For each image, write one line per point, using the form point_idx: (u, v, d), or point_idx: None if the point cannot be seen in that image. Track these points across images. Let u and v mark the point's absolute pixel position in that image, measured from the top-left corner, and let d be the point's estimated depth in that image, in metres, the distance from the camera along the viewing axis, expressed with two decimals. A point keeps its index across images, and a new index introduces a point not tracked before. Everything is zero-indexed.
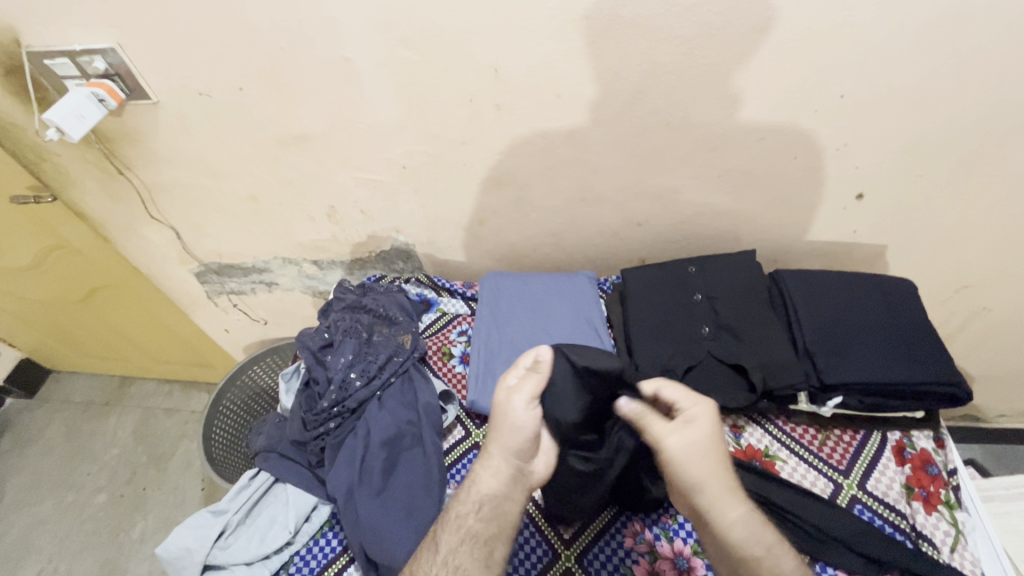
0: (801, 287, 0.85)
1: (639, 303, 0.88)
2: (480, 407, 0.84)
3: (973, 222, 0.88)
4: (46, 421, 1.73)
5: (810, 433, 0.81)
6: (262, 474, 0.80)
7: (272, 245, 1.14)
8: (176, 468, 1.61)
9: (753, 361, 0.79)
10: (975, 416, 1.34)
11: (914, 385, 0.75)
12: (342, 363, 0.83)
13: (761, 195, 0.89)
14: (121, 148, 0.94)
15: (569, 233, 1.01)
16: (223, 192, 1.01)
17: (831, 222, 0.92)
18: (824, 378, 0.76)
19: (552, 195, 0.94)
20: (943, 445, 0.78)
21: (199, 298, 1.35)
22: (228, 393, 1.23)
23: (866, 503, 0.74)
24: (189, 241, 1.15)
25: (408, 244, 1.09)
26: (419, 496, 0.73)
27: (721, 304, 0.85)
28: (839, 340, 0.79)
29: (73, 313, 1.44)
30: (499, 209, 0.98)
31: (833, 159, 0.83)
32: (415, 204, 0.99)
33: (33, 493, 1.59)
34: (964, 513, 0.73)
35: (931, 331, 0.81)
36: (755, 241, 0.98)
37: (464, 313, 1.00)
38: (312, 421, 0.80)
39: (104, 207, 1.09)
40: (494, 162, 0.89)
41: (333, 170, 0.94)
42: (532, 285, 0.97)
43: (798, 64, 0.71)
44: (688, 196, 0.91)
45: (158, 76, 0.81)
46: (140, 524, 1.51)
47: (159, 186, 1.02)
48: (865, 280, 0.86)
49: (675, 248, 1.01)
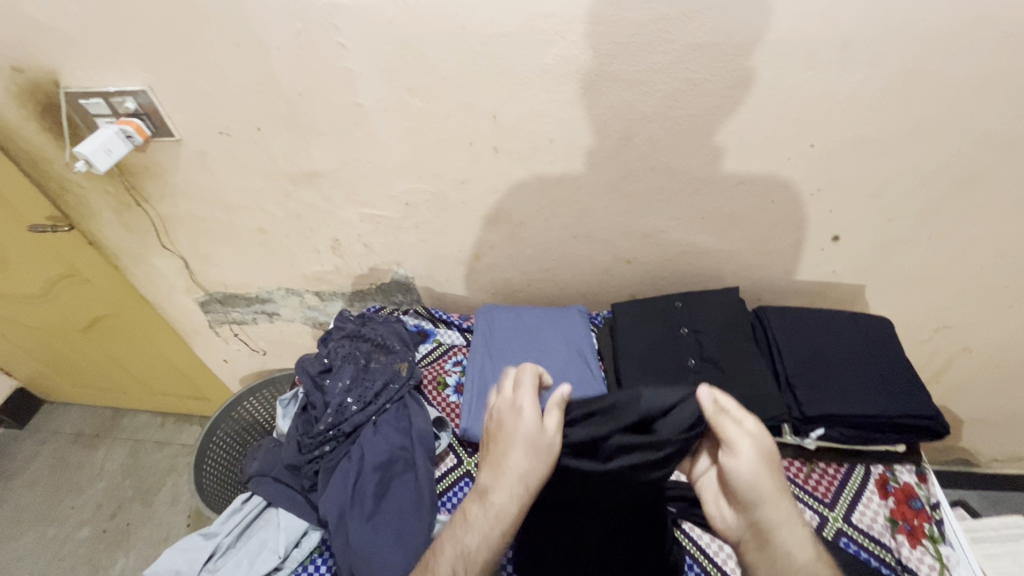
0: (781, 322, 0.89)
1: (628, 337, 0.92)
2: (473, 435, 0.86)
3: (943, 264, 0.93)
4: (35, 452, 1.72)
5: (796, 465, 0.82)
6: (255, 498, 0.82)
7: (276, 276, 1.18)
8: (163, 502, 1.58)
9: (737, 393, 0.82)
10: (968, 460, 1.35)
11: (892, 419, 0.78)
12: (339, 388, 0.86)
13: (743, 235, 0.95)
14: (141, 181, 1.00)
15: (562, 269, 1.06)
16: (234, 224, 1.07)
17: (810, 262, 0.97)
18: (805, 410, 0.79)
19: (546, 233, 0.99)
20: (925, 479, 0.80)
21: (201, 328, 1.38)
22: (223, 423, 1.24)
23: (851, 535, 0.75)
24: (197, 271, 1.20)
25: (407, 277, 1.13)
26: (409, 521, 0.74)
27: (705, 338, 0.89)
28: (818, 373, 0.82)
29: (74, 343, 1.47)
30: (495, 245, 1.03)
31: (807, 204, 0.89)
32: (416, 238, 1.04)
33: (14, 527, 1.55)
34: (948, 547, 0.74)
35: (908, 366, 0.84)
36: (740, 280, 1.02)
37: (460, 344, 1.03)
38: (308, 444, 0.82)
39: (118, 237, 1.14)
40: (491, 201, 0.95)
41: (340, 205, 1.00)
42: (526, 317, 1.01)
43: (770, 116, 0.78)
44: (674, 236, 0.97)
45: (183, 115, 0.88)
46: (121, 561, 1.47)
47: (173, 217, 1.07)
48: (845, 317, 0.90)
49: (663, 285, 1.05)
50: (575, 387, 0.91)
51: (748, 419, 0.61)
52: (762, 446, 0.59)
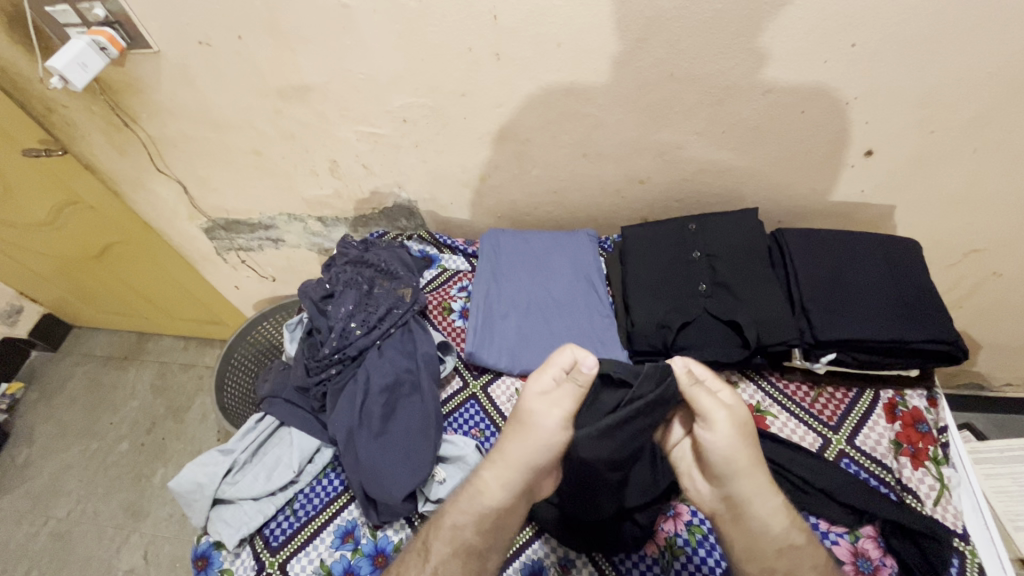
0: (800, 244, 0.84)
1: (638, 261, 0.89)
2: (478, 358, 0.86)
3: (983, 182, 0.86)
4: (70, 373, 1.80)
5: (803, 390, 0.82)
6: (268, 418, 0.85)
7: (278, 201, 1.15)
8: (194, 418, 1.67)
9: (748, 317, 0.79)
10: (980, 384, 1.33)
11: (909, 342, 0.75)
12: (342, 313, 0.87)
13: (768, 149, 0.87)
14: (126, 98, 0.95)
15: (569, 191, 1.01)
16: (227, 145, 1.02)
17: (838, 179, 0.90)
18: (818, 334, 0.77)
19: (553, 151, 0.93)
20: (935, 403, 0.79)
21: (210, 255, 1.37)
22: (239, 347, 1.25)
23: (853, 457, 0.75)
24: (197, 195, 1.17)
25: (410, 201, 1.09)
26: (417, 440, 0.77)
27: (719, 262, 0.85)
28: (834, 297, 0.79)
29: (89, 270, 1.48)
30: (499, 165, 0.97)
31: (841, 114, 0.80)
32: (417, 159, 0.99)
33: (60, 440, 1.66)
34: (950, 469, 0.74)
35: (930, 290, 0.80)
36: (759, 200, 0.97)
37: (465, 269, 1.01)
38: (315, 368, 0.85)
39: (113, 161, 1.11)
40: (495, 114, 0.88)
41: (335, 122, 0.94)
42: (532, 242, 0.98)
43: (809, 10, 0.68)
44: (691, 151, 0.90)
45: (159, 23, 0.81)
46: (161, 470, 1.58)
47: (165, 138, 1.03)
48: (869, 240, 0.85)
49: (677, 206, 1.00)
50: (581, 311, 0.90)
51: (723, 390, 0.63)
52: (736, 416, 0.60)
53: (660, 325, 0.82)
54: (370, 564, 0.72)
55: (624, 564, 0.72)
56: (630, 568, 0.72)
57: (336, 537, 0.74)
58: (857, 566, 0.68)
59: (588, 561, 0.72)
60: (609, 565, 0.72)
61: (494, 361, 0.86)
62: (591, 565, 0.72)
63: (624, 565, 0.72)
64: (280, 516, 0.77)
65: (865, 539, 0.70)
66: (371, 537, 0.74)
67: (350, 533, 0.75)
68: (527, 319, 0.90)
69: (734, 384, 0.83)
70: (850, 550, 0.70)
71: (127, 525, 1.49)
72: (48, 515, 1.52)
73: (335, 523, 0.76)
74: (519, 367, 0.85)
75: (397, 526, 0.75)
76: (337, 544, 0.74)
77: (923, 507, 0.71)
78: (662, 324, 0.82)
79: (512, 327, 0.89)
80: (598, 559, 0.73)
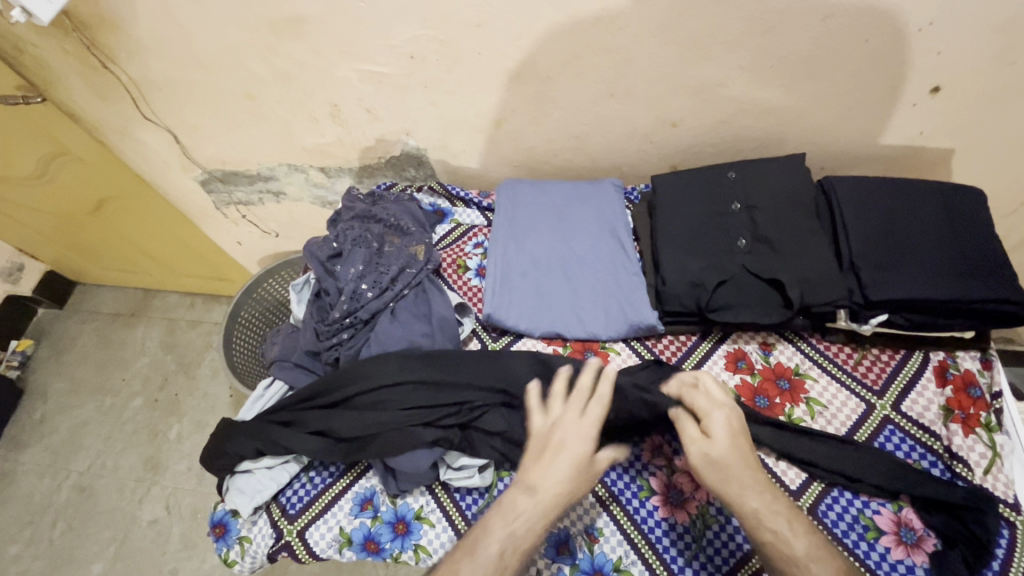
0: (851, 195, 0.76)
1: (669, 213, 0.82)
2: (497, 320, 0.82)
3: None
4: (78, 330, 1.77)
5: (845, 351, 0.77)
6: (279, 383, 0.82)
7: (277, 150, 1.07)
8: (205, 375, 1.65)
9: (792, 275, 0.73)
10: (1012, 338, 1.28)
11: (969, 303, 0.69)
12: (351, 274, 0.82)
13: (819, 85, 0.78)
14: (101, 34, 0.86)
15: (594, 136, 0.92)
16: (217, 88, 0.93)
17: (896, 121, 0.81)
18: (869, 294, 0.70)
19: (577, 90, 0.84)
20: (989, 366, 0.73)
21: (208, 209, 1.30)
22: (246, 306, 1.20)
23: (898, 424, 0.71)
24: (189, 145, 1.08)
25: (419, 149, 1.01)
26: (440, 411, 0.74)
27: (759, 214, 0.78)
28: (888, 254, 0.72)
29: (85, 226, 1.41)
30: (517, 107, 0.88)
31: (909, 41, 0.70)
32: (425, 101, 0.90)
33: (74, 397, 1.66)
34: (1003, 436, 0.70)
35: (994, 245, 0.72)
36: (803, 145, 0.88)
37: (481, 224, 0.94)
38: (325, 332, 0.80)
39: (96, 107, 1.02)
40: (512, 48, 0.78)
41: (334, 60, 0.84)
42: (552, 193, 0.90)
43: None
44: (733, 90, 0.80)
45: None
46: (176, 426, 1.57)
47: (149, 81, 0.94)
48: (928, 187, 0.76)
49: (712, 152, 0.91)
50: (607, 268, 0.84)
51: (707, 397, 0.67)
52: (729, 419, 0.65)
53: (694, 284, 0.76)
54: (391, 531, 0.71)
55: (655, 534, 0.69)
56: (661, 538, 0.69)
57: (355, 504, 0.73)
58: (900, 537, 0.65)
59: (616, 528, 0.70)
60: (641, 536, 0.69)
61: (514, 324, 0.81)
62: (620, 532, 0.70)
63: (656, 535, 0.69)
64: (296, 483, 0.76)
65: (908, 509, 0.67)
66: (391, 504, 0.73)
67: (368, 500, 0.73)
68: (548, 278, 0.84)
69: (771, 346, 0.78)
70: (893, 520, 0.66)
71: (147, 479, 1.50)
72: (70, 469, 1.54)
73: (353, 490, 0.74)
74: (541, 329, 0.81)
75: (417, 493, 0.74)
76: (356, 511, 0.73)
77: (972, 476, 0.67)
78: (697, 282, 0.76)
79: (532, 286, 0.83)
80: (627, 527, 0.70)
